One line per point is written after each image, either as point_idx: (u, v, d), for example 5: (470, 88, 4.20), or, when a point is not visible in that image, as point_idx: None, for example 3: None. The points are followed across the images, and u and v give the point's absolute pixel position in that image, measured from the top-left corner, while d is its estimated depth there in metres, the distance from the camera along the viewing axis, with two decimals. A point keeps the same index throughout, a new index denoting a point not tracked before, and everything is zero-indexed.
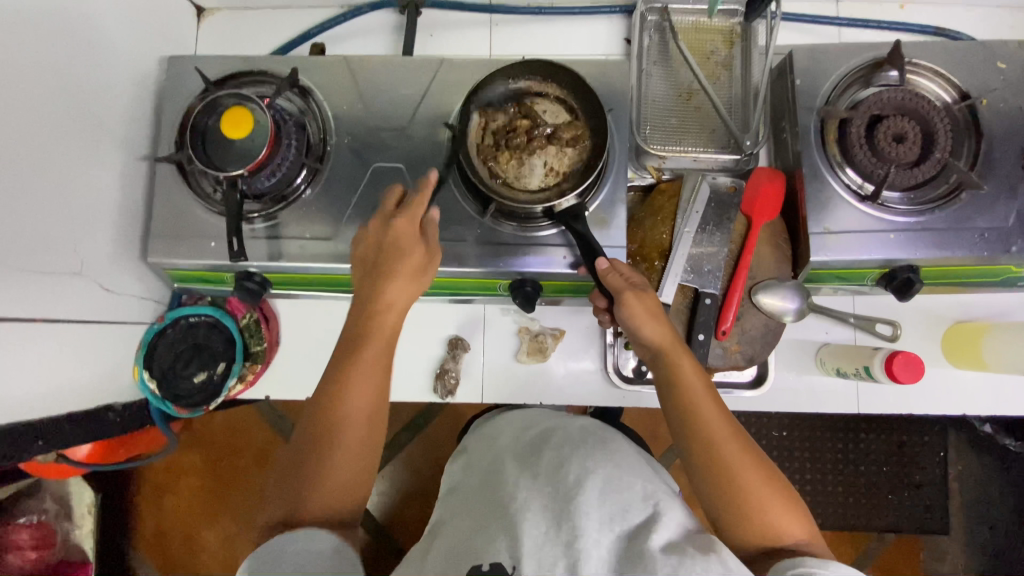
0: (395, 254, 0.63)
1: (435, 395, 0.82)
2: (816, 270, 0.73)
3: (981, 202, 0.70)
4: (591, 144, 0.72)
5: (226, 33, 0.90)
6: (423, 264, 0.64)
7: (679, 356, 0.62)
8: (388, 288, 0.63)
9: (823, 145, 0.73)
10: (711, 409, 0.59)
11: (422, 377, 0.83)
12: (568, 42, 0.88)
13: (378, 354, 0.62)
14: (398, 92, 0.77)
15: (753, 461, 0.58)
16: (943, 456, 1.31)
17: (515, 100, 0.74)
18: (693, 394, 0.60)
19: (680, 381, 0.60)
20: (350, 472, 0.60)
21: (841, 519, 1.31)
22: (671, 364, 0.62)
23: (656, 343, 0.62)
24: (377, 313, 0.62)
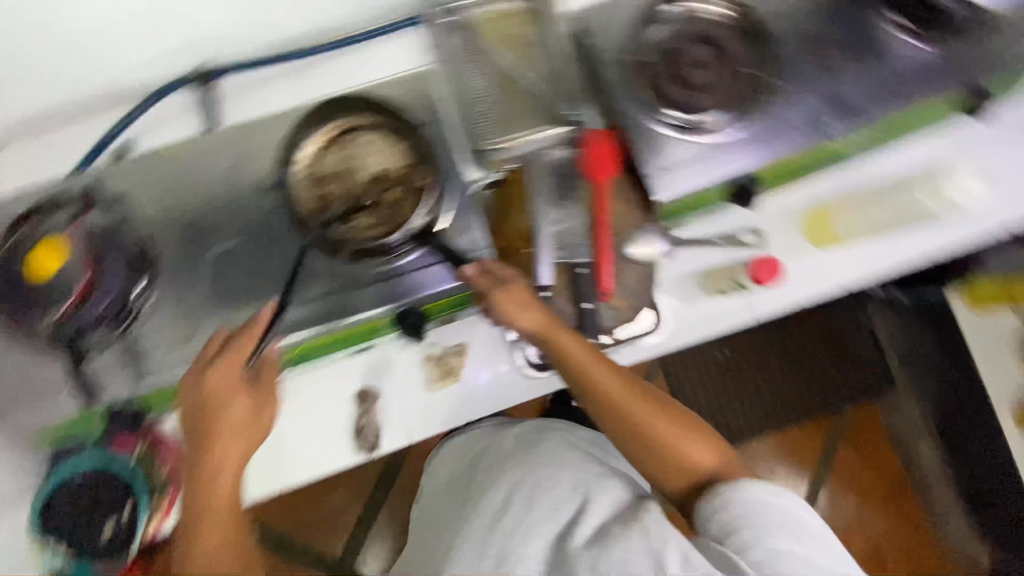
0: (216, 412, 0.61)
1: (361, 454, 0.79)
2: (668, 208, 0.76)
3: (784, 99, 0.75)
4: (420, 161, 0.72)
5: (20, 167, 0.84)
6: (247, 419, 0.62)
7: (561, 334, 0.63)
8: (222, 450, 0.60)
9: (636, 94, 0.76)
10: (604, 372, 0.62)
11: (342, 442, 0.79)
12: (374, 64, 0.85)
13: (220, 520, 0.59)
14: (213, 171, 0.73)
15: (654, 407, 0.61)
16: (865, 323, 1.41)
17: (334, 143, 0.73)
18: (582, 366, 0.61)
19: (568, 358, 0.62)
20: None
21: (799, 412, 1.39)
22: (555, 344, 0.63)
23: (536, 330, 0.63)
24: (204, 478, 0.59)
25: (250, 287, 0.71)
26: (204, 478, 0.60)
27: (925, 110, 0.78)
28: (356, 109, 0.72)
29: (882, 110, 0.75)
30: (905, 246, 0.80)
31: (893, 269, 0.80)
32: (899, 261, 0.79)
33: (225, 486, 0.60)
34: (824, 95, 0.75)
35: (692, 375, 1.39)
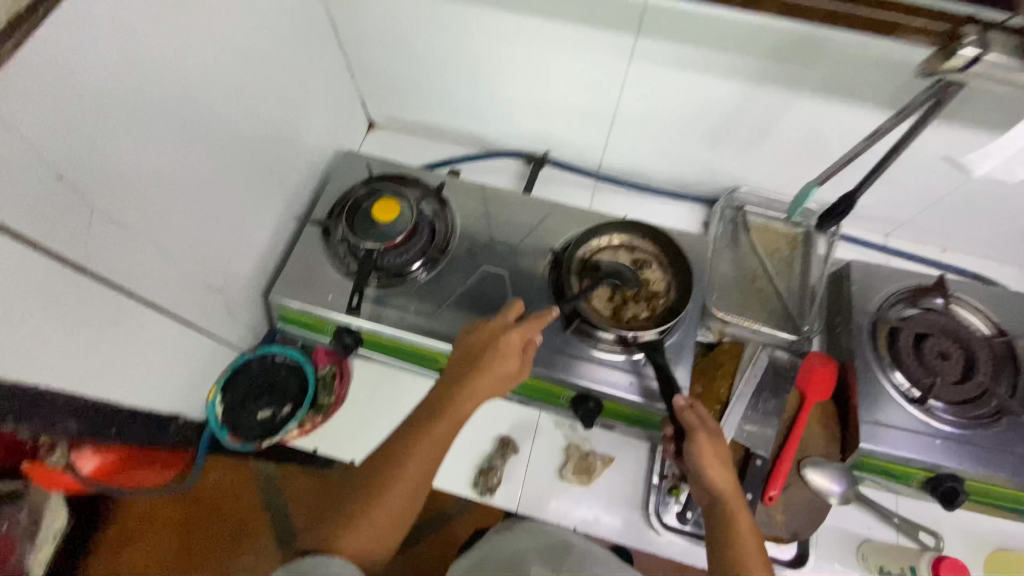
0: (495, 355, 0.68)
1: (474, 490, 0.83)
2: (864, 457, 0.77)
3: (1020, 431, 0.76)
4: (676, 297, 0.81)
5: (386, 145, 1.12)
6: (513, 375, 0.69)
7: (741, 512, 0.61)
8: (470, 387, 0.66)
9: (875, 347, 0.82)
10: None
11: (466, 470, 0.85)
12: (657, 214, 1.05)
13: (424, 447, 0.62)
14: (517, 218, 0.93)
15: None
16: None
17: (614, 248, 0.87)
18: (746, 558, 0.57)
19: (736, 537, 0.59)
20: (397, 518, 0.60)
21: None
22: (732, 514, 0.61)
23: (720, 491, 0.63)
24: (461, 402, 0.65)
25: (493, 307, 0.85)
26: (441, 402, 0.65)
27: None
28: (649, 237, 0.86)
29: None
30: None
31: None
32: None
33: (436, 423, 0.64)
34: None
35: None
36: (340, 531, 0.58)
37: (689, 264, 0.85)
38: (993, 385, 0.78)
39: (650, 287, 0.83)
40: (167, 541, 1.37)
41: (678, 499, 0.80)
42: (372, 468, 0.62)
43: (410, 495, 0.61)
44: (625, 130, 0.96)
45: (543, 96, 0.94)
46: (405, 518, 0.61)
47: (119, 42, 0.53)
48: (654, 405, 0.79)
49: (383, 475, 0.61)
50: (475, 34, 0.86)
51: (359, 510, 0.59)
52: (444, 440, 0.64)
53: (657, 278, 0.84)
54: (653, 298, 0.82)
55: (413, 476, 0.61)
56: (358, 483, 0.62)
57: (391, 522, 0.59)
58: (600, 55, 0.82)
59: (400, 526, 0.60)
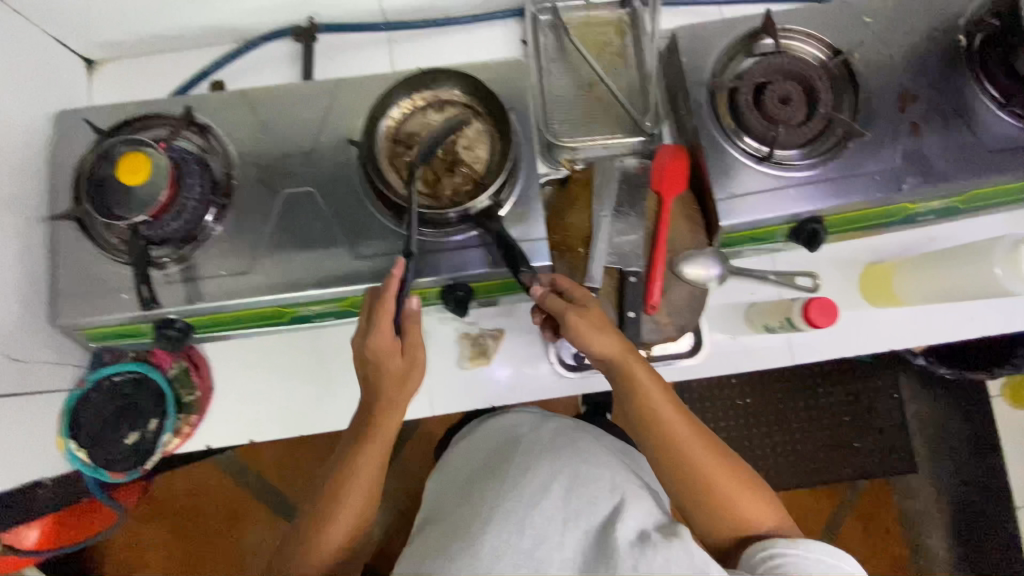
0: (377, 364, 0.63)
1: None
2: (728, 235, 0.76)
3: (868, 149, 0.75)
4: (501, 147, 0.71)
5: (122, 82, 0.88)
6: (407, 373, 0.65)
7: (636, 368, 0.64)
8: (387, 389, 0.63)
9: (718, 117, 0.76)
10: (672, 415, 0.63)
11: None
12: (469, 50, 0.89)
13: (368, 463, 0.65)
14: (301, 117, 0.76)
15: (714, 457, 0.62)
16: (899, 398, 1.35)
17: (420, 112, 0.73)
18: (654, 407, 0.63)
19: (641, 397, 0.63)
20: (349, 536, 0.64)
21: (814, 476, 1.34)
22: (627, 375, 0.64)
23: (610, 356, 0.64)
24: (380, 425, 0.65)
25: (314, 234, 0.73)
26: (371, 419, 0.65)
27: (1016, 185, 0.76)
28: (452, 85, 0.73)
29: (960, 176, 0.74)
30: (953, 318, 0.80)
31: (943, 339, 0.80)
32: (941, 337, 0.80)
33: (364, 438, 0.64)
34: (908, 151, 0.74)
35: (706, 413, 1.36)
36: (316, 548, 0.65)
37: (503, 102, 0.72)
38: (835, 112, 0.75)
39: (468, 144, 0.72)
40: (159, 558, 1.37)
41: None
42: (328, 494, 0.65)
43: (366, 504, 0.65)
44: None
45: None
46: (363, 526, 0.65)
47: None
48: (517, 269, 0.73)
49: (327, 504, 0.64)
50: None
51: (306, 542, 0.63)
52: (375, 459, 0.65)
53: (474, 130, 0.73)
54: (475, 157, 0.72)
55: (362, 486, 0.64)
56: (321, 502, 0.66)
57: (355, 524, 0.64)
58: None
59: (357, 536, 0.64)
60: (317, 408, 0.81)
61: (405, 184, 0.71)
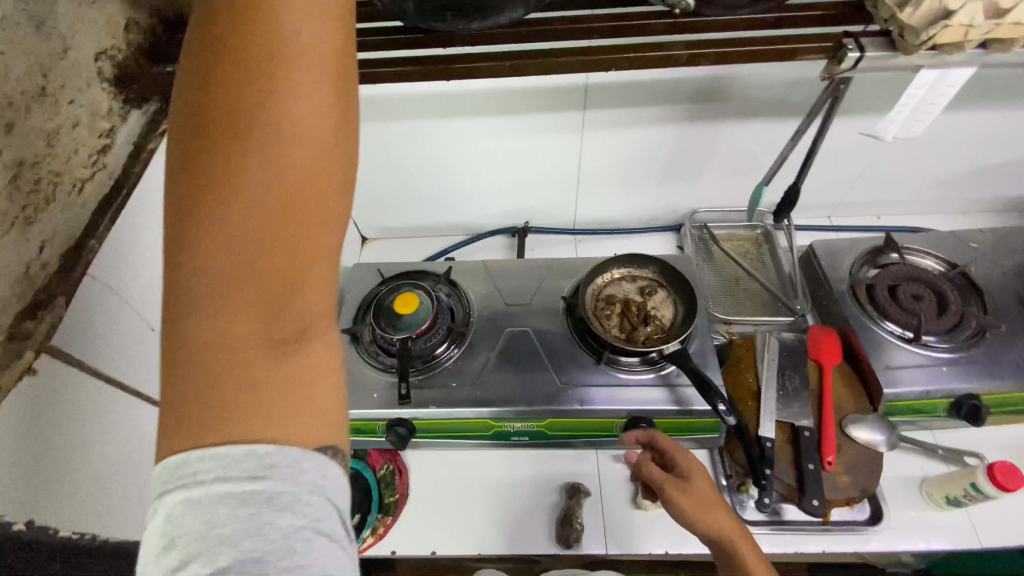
0: None
1: (558, 545, 0.84)
2: (893, 402, 0.85)
3: (1004, 340, 0.87)
4: (682, 309, 0.91)
5: (382, 253, 1.21)
6: None
7: (743, 548, 0.68)
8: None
9: (861, 305, 0.93)
10: (756, 559, 0.67)
11: (545, 526, 0.86)
12: (637, 249, 1.17)
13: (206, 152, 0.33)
14: (524, 280, 1.02)
15: None
16: None
17: (618, 282, 0.97)
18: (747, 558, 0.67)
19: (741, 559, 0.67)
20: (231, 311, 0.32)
21: None
22: (734, 547, 0.68)
23: (722, 531, 0.70)
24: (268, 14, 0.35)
25: (528, 363, 0.91)
26: (264, 56, 0.34)
27: None
28: (643, 265, 0.97)
29: None
30: None
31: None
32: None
33: (298, 96, 0.35)
34: None
35: None
36: (316, 412, 0.33)
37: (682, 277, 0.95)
38: (964, 310, 0.91)
39: (656, 306, 0.93)
40: None
41: (749, 493, 0.86)
42: (195, 177, 0.33)
43: (237, 271, 0.33)
44: (593, 187, 1.10)
45: (516, 173, 1.08)
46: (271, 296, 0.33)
47: (136, 219, 0.61)
48: (693, 408, 0.85)
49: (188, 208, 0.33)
50: (450, 139, 1.00)
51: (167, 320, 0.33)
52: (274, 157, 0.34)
53: (659, 296, 0.94)
54: (662, 316, 0.92)
55: (325, 206, 0.35)
56: (242, 239, 0.33)
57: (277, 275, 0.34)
58: (558, 129, 0.98)
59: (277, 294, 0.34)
60: (498, 527, 0.86)
61: (606, 329, 0.91)
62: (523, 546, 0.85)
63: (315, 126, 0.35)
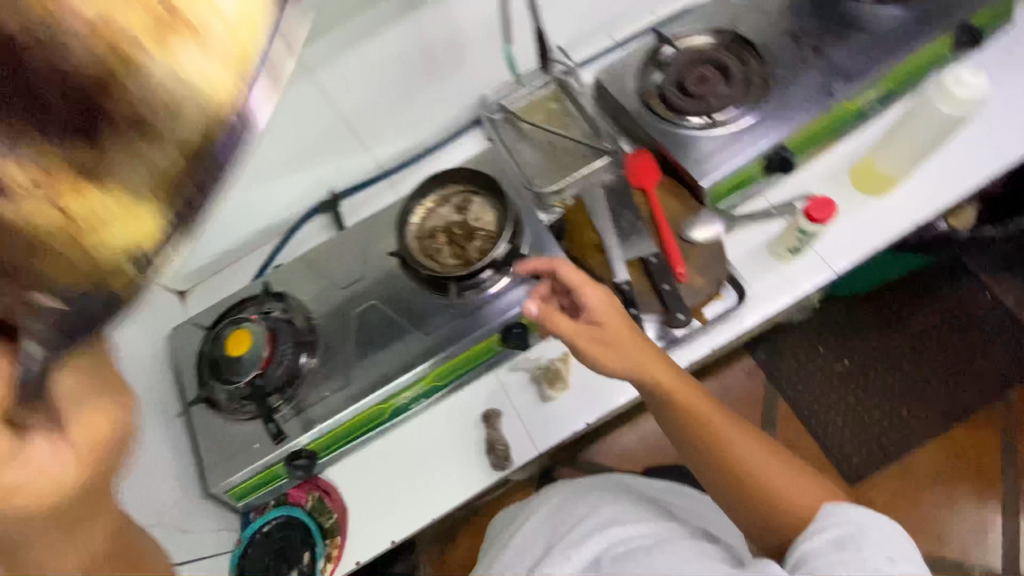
0: None
1: (495, 471, 0.86)
2: (715, 190, 0.87)
3: (787, 81, 0.89)
4: (500, 206, 0.87)
5: (208, 296, 1.09)
6: None
7: (676, 387, 0.70)
8: None
9: (659, 114, 0.92)
10: (683, 384, 0.71)
11: (478, 462, 0.88)
12: (451, 160, 1.10)
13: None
14: (348, 254, 0.95)
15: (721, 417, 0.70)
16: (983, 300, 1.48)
17: (434, 210, 0.91)
18: (673, 385, 0.71)
19: (672, 389, 0.70)
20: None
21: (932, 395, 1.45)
22: (669, 387, 0.70)
23: (643, 371, 0.72)
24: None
25: (386, 334, 0.87)
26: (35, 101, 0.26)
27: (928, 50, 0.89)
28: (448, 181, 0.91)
29: (876, 66, 0.87)
30: (952, 170, 0.87)
31: (951, 197, 0.85)
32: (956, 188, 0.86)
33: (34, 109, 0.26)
34: (821, 68, 0.88)
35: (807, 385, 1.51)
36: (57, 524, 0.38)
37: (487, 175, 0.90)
38: (745, 70, 0.91)
39: (476, 216, 0.88)
40: None
41: None
42: None
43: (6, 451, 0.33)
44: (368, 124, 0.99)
45: (282, 150, 0.95)
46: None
47: None
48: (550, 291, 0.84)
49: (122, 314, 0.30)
50: None
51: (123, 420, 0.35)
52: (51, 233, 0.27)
53: (475, 204, 0.89)
54: (485, 223, 0.88)
55: None
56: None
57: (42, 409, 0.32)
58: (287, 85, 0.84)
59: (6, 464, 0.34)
60: (439, 487, 0.88)
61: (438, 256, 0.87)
62: (467, 490, 0.87)
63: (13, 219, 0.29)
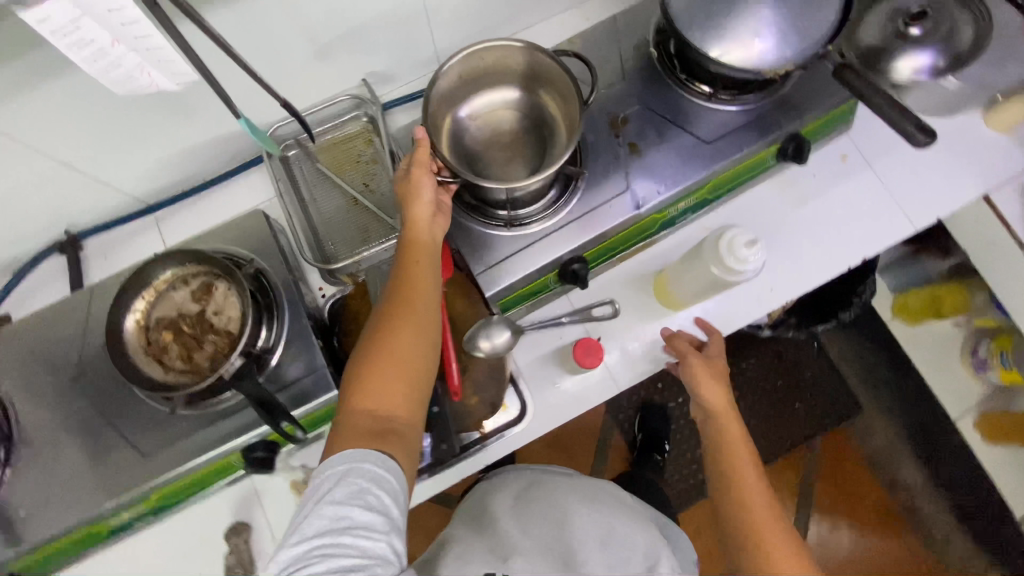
0: None
1: None
2: (503, 300, 0.78)
3: (597, 181, 0.79)
4: (239, 299, 0.71)
5: None
6: None
7: (727, 426, 0.73)
8: None
9: (460, 199, 0.79)
10: (741, 440, 0.71)
11: None
12: (235, 202, 0.92)
13: (422, 268, 0.66)
14: (64, 331, 0.77)
15: (771, 513, 0.66)
16: (816, 347, 1.56)
17: (165, 295, 0.73)
18: (729, 430, 0.72)
19: (723, 428, 0.72)
20: None
21: (758, 434, 1.53)
22: (723, 429, 0.72)
23: (711, 407, 0.74)
24: None
25: (103, 442, 0.72)
26: None
27: (749, 160, 0.81)
28: (183, 259, 0.72)
29: (690, 177, 0.79)
30: (742, 294, 0.86)
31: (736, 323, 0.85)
32: (742, 314, 0.86)
33: None
34: (633, 171, 0.79)
35: None
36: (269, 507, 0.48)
37: (224, 254, 0.72)
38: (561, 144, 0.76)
39: (214, 308, 0.72)
40: None
41: None
42: None
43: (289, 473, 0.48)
44: (99, 160, 0.79)
45: None
46: None
47: None
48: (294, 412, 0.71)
49: None
50: None
51: None
52: None
53: (216, 292, 0.73)
54: (223, 319, 0.72)
55: None
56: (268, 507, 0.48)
57: None
58: None
59: None
60: None
61: (480, 168, 0.77)
62: None
63: None
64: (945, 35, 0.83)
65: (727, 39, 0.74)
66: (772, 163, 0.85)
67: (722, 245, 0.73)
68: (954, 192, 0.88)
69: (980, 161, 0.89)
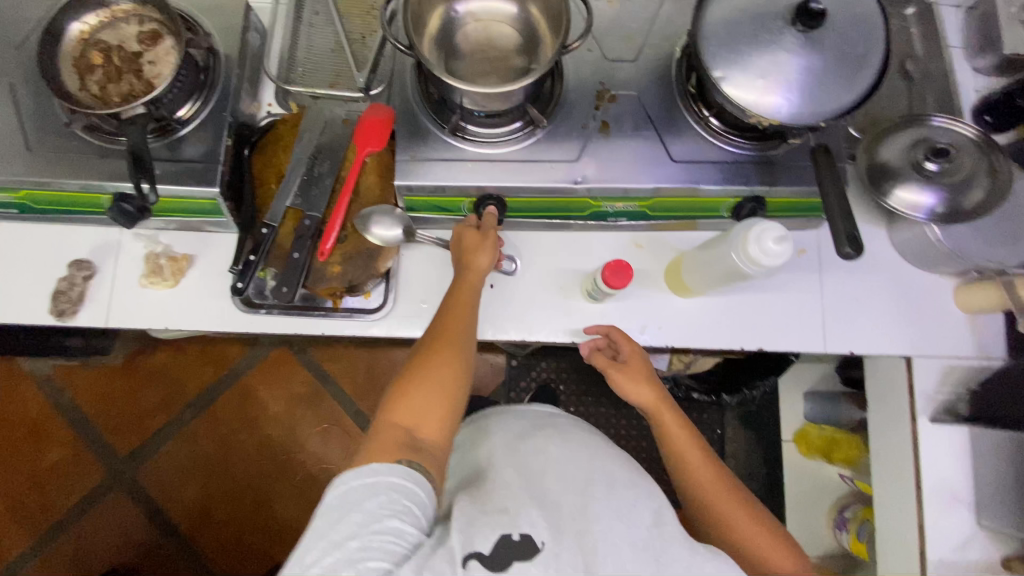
0: None
1: (51, 315, 0.79)
2: (409, 197, 0.78)
3: (554, 139, 0.78)
4: (174, 60, 0.74)
5: None
6: None
7: (665, 418, 0.76)
8: (396, 404, 0.66)
9: (423, 86, 0.77)
10: (675, 424, 0.76)
11: (41, 300, 0.80)
12: None
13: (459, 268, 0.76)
14: (27, 14, 0.79)
15: (720, 481, 0.73)
16: None
17: (116, 25, 0.76)
18: (661, 424, 0.77)
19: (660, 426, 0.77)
20: (434, 395, 0.67)
21: None
22: (658, 420, 0.77)
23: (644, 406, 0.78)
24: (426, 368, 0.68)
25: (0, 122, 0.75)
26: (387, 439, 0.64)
27: (704, 197, 0.79)
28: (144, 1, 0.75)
29: (641, 180, 0.76)
30: (634, 319, 0.85)
31: None
32: None
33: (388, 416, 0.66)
34: (592, 148, 0.77)
35: None
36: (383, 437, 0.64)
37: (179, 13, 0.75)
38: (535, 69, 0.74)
39: (150, 58, 0.75)
40: None
41: (267, 276, 0.80)
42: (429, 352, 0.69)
43: (440, 399, 0.67)
44: None
45: None
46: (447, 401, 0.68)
47: None
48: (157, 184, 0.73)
49: (429, 355, 0.69)
50: None
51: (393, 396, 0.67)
52: (442, 374, 0.68)
53: (159, 46, 0.76)
54: (152, 72, 0.75)
55: (442, 385, 0.67)
56: (418, 387, 0.67)
57: (439, 407, 0.67)
58: None
59: (439, 402, 0.67)
60: None
61: (451, 63, 0.75)
62: (13, 314, 0.80)
63: (433, 396, 0.67)
64: (956, 186, 0.79)
65: (735, 65, 0.69)
66: (725, 216, 0.82)
67: (749, 235, 0.69)
68: (881, 337, 0.85)
69: (925, 325, 0.86)
